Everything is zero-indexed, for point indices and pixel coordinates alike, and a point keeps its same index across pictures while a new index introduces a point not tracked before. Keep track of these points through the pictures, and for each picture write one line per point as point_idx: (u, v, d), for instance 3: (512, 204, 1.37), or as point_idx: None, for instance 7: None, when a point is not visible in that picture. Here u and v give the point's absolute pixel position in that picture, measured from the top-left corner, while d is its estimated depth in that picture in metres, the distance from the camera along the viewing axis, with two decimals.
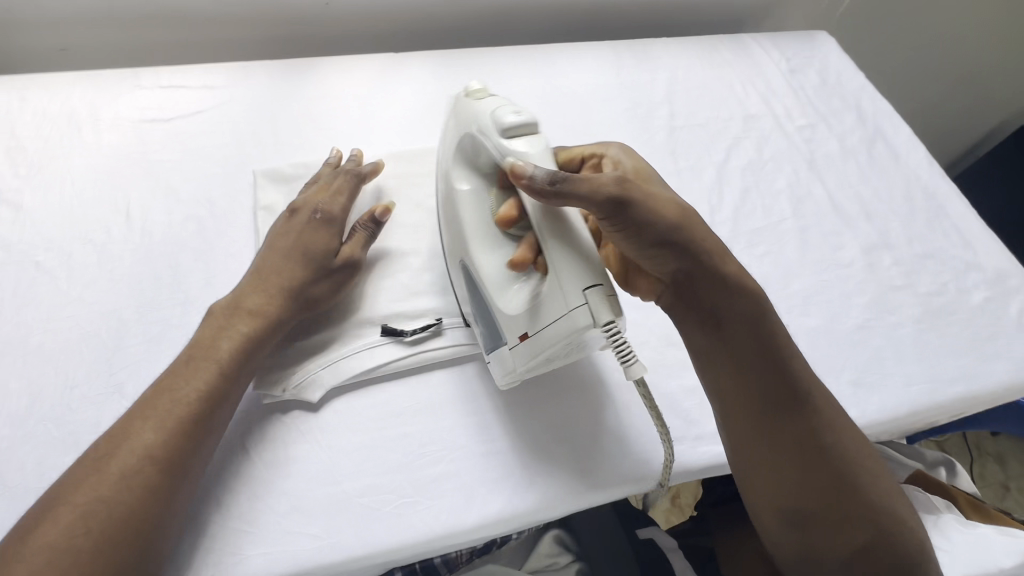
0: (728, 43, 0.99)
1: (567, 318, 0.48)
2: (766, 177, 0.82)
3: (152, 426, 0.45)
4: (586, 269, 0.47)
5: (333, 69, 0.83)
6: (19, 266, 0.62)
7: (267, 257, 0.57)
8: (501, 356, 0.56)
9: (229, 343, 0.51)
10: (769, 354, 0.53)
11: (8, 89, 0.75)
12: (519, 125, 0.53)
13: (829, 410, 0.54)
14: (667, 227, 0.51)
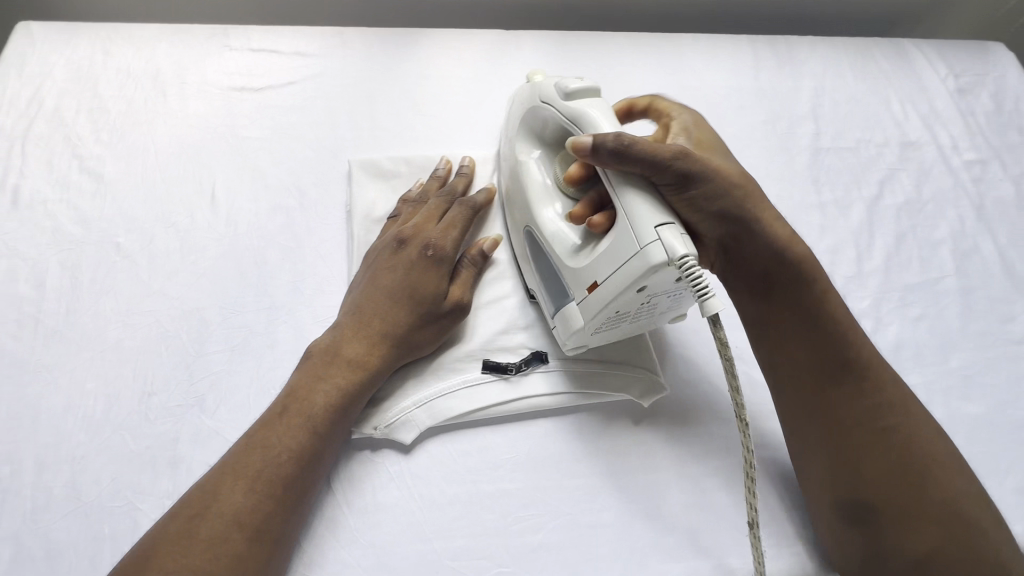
0: (888, 49, 0.85)
1: (638, 257, 0.43)
2: (924, 222, 0.70)
3: (243, 490, 0.42)
4: (654, 209, 0.45)
5: (438, 45, 0.75)
6: (98, 247, 0.57)
7: (371, 296, 0.53)
8: (565, 315, 0.50)
9: (324, 398, 0.48)
10: (831, 319, 0.48)
11: (94, 40, 0.69)
12: (581, 90, 0.52)
13: (890, 387, 0.47)
14: (718, 193, 0.48)
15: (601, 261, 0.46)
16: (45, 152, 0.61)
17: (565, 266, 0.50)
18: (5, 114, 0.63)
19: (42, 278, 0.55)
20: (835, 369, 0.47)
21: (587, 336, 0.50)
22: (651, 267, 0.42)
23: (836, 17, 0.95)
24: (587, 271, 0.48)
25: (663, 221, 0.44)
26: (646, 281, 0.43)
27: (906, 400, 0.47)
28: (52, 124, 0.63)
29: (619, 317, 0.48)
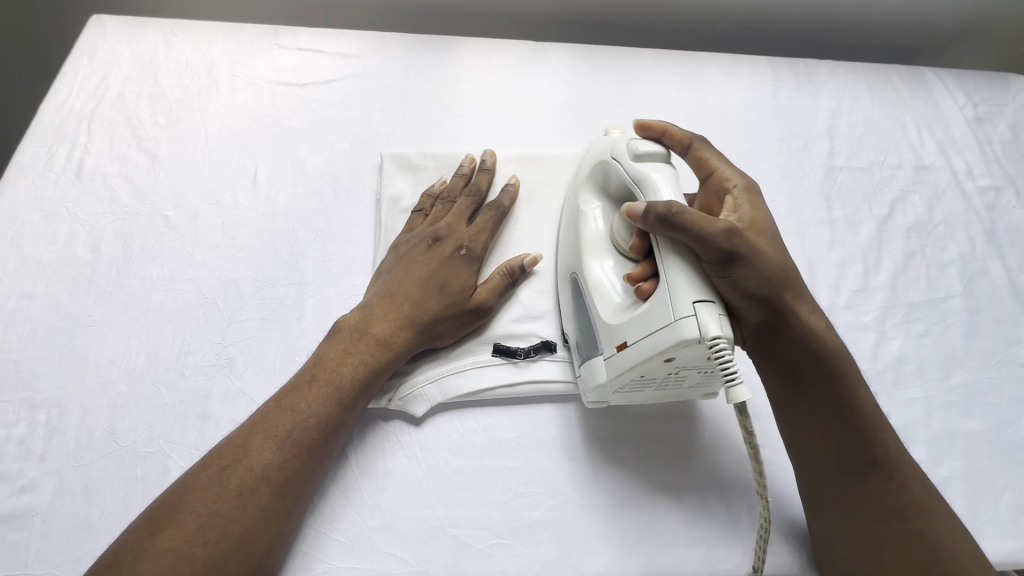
0: (908, 76, 0.87)
1: (671, 328, 0.44)
2: (934, 243, 0.72)
3: (274, 446, 0.46)
4: (693, 286, 0.45)
5: (470, 52, 0.80)
6: (149, 218, 0.62)
7: (404, 277, 0.56)
8: (593, 367, 0.52)
9: (352, 371, 0.51)
10: (855, 411, 0.48)
11: (157, 34, 0.75)
12: (649, 155, 0.54)
13: (918, 492, 0.47)
14: (764, 282, 0.47)
15: (636, 325, 0.47)
16: (108, 131, 0.67)
17: (602, 322, 0.51)
18: (76, 96, 0.69)
19: (98, 243, 0.60)
20: (858, 462, 0.47)
21: (610, 393, 0.52)
22: (682, 341, 0.43)
23: (858, 43, 0.98)
24: (621, 330, 0.49)
25: (702, 298, 0.45)
26: (675, 352, 0.45)
27: (933, 506, 0.46)
28: (116, 108, 0.69)
29: (644, 380, 0.49)
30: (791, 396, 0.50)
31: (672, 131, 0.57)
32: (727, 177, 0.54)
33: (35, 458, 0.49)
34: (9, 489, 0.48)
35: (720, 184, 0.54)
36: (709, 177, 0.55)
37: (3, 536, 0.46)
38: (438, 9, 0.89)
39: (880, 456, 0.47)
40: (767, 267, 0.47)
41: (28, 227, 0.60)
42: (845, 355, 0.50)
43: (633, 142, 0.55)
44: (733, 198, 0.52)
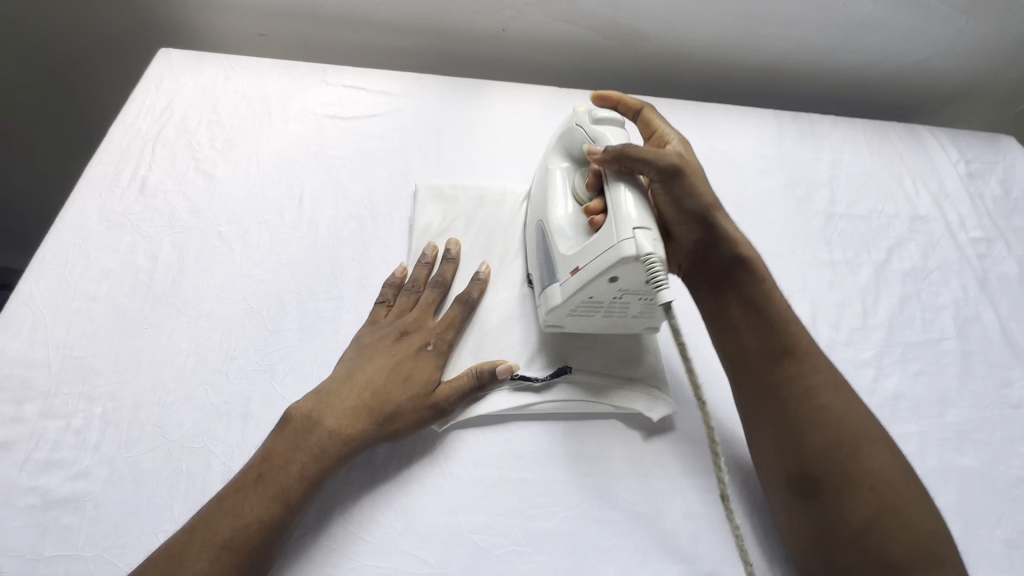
0: (904, 134, 0.93)
1: (613, 248, 0.51)
2: (929, 288, 0.76)
3: (207, 557, 0.45)
4: (637, 213, 0.52)
5: (502, 95, 0.87)
6: (203, 233, 0.68)
7: (364, 371, 0.56)
8: (550, 293, 0.58)
9: (300, 469, 0.50)
10: (773, 318, 0.55)
11: (218, 68, 0.83)
12: (608, 120, 0.61)
13: (825, 375, 0.53)
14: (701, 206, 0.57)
15: (586, 251, 0.54)
16: (170, 153, 0.74)
17: (559, 255, 0.58)
18: (143, 120, 0.76)
19: (157, 253, 0.65)
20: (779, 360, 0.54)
21: (563, 315, 0.57)
22: (623, 258, 0.50)
23: (858, 100, 1.05)
24: (574, 257, 0.55)
25: (642, 224, 0.51)
26: (616, 271, 0.51)
27: (838, 385, 0.53)
28: (178, 132, 0.76)
29: (593, 304, 0.55)
30: (723, 312, 0.58)
31: (626, 100, 0.67)
32: (665, 132, 0.64)
33: (91, 447, 0.53)
34: (65, 475, 0.52)
35: (658, 138, 0.64)
36: (653, 135, 0.65)
37: (57, 518, 0.50)
38: (472, 54, 0.97)
39: (798, 354, 0.54)
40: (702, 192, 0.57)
41: (95, 235, 0.66)
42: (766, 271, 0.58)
43: (593, 110, 0.62)
44: (673, 145, 0.62)
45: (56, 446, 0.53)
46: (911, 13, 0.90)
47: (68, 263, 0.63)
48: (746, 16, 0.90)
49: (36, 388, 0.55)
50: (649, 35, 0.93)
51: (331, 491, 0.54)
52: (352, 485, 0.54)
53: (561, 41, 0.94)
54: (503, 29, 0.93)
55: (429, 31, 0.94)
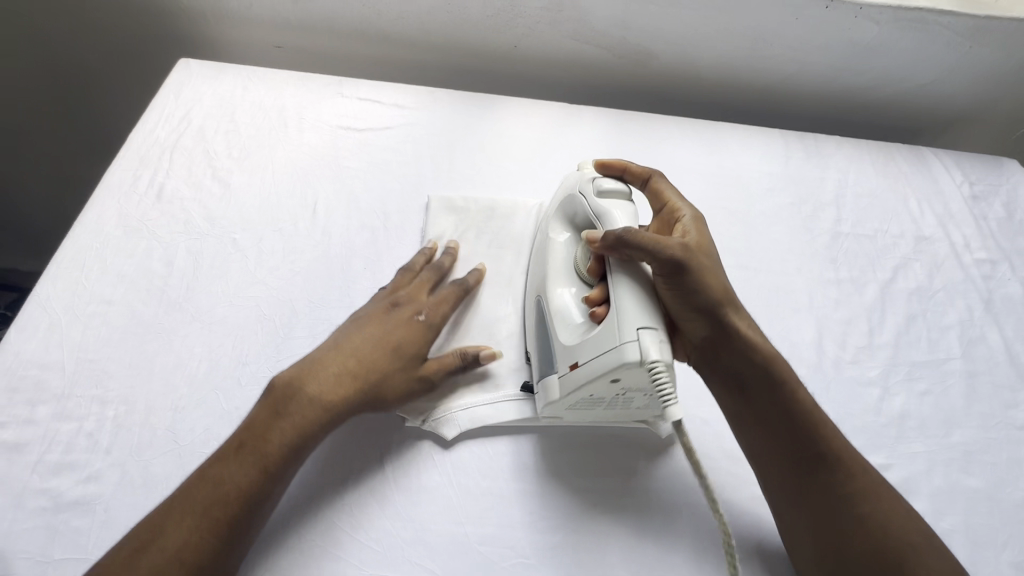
0: (909, 155, 0.95)
1: (616, 351, 0.49)
2: (934, 308, 0.77)
3: (189, 526, 0.45)
4: (640, 311, 0.51)
5: (514, 110, 0.88)
6: (218, 240, 0.69)
7: (354, 338, 0.57)
8: (547, 385, 0.57)
9: (281, 435, 0.50)
10: (792, 416, 0.53)
11: (236, 78, 0.85)
12: (613, 192, 0.60)
13: (862, 478, 0.52)
14: (710, 299, 0.54)
15: (585, 348, 0.53)
16: (187, 161, 0.75)
17: (558, 345, 0.56)
18: (162, 128, 0.78)
19: (172, 259, 0.66)
20: (810, 466, 0.52)
21: (563, 408, 0.56)
22: (626, 364, 0.49)
23: (863, 120, 1.07)
24: (572, 351, 0.54)
25: (645, 325, 0.50)
26: (619, 374, 0.50)
27: (876, 487, 0.52)
28: (195, 140, 0.77)
29: (594, 400, 0.54)
30: (739, 408, 0.56)
31: (632, 168, 0.66)
32: (677, 207, 0.62)
33: (103, 450, 0.53)
34: (76, 477, 0.52)
35: (670, 214, 0.62)
36: (664, 209, 0.63)
37: (67, 521, 0.50)
38: (485, 70, 0.99)
39: (821, 457, 0.52)
40: (714, 283, 0.55)
41: (112, 240, 0.67)
42: (786, 366, 0.56)
43: (597, 181, 0.62)
44: (685, 223, 0.60)
45: (68, 449, 0.53)
46: (916, 39, 0.91)
47: (85, 268, 0.64)
48: (754, 39, 0.92)
49: (49, 390, 0.56)
50: (658, 55, 0.95)
51: (339, 494, 0.54)
52: (342, 475, 0.55)
53: (572, 58, 0.96)
54: (516, 45, 0.95)
55: (443, 46, 0.96)
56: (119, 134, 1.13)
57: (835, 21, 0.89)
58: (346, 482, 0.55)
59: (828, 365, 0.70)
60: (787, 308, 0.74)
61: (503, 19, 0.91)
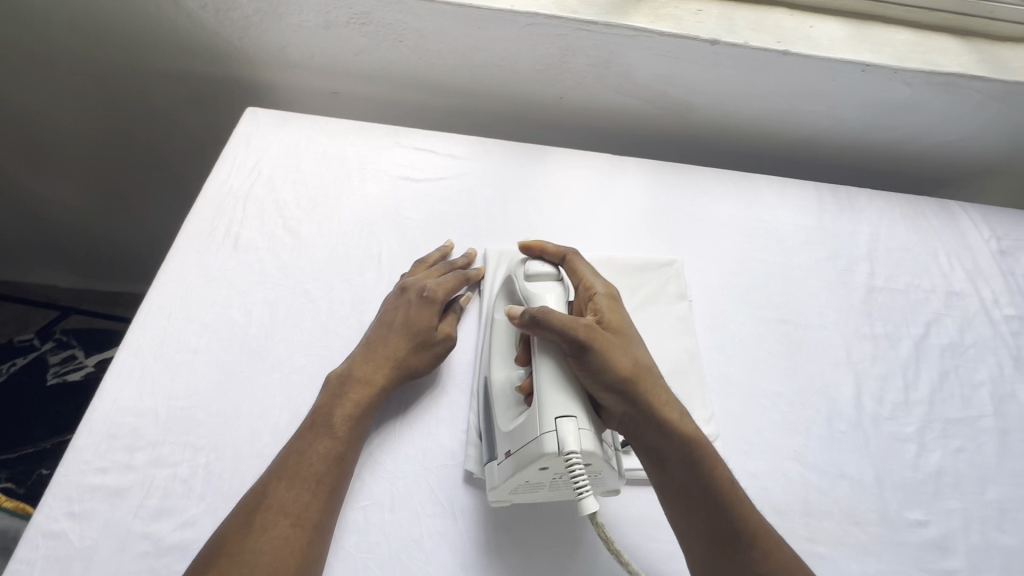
0: (937, 209, 0.98)
1: (536, 442, 0.52)
2: (966, 364, 0.80)
3: (289, 490, 0.53)
4: (561, 401, 0.54)
5: (561, 162, 0.93)
6: (292, 289, 0.73)
7: (376, 331, 0.67)
8: (490, 471, 0.58)
9: (344, 413, 0.59)
10: (710, 493, 0.54)
11: (300, 128, 0.89)
12: (541, 274, 0.65)
13: (775, 552, 0.53)
14: (619, 377, 0.55)
15: (515, 436, 0.56)
16: (259, 212, 0.79)
17: (499, 431, 0.59)
18: (235, 178, 0.82)
19: (250, 308, 0.71)
20: (726, 544, 0.52)
21: (506, 493, 0.57)
22: (544, 454, 0.52)
23: (889, 172, 1.11)
24: (508, 439, 0.57)
25: (565, 413, 0.53)
26: (543, 464, 0.52)
27: (791, 565, 0.52)
28: (266, 190, 0.82)
29: (532, 484, 0.56)
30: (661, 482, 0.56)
31: (547, 249, 0.70)
32: (591, 284, 0.65)
33: (196, 497, 0.57)
34: (175, 522, 0.56)
35: (586, 291, 0.65)
36: (579, 285, 0.66)
37: (169, 564, 0.53)
38: (529, 118, 1.04)
39: (737, 535, 0.53)
40: (619, 361, 0.56)
41: (194, 289, 0.71)
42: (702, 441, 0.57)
43: (525, 264, 0.66)
44: (597, 301, 0.63)
45: (166, 494, 0.57)
46: (946, 101, 0.96)
47: (172, 317, 0.68)
48: (791, 98, 0.96)
49: (145, 436, 0.60)
50: (697, 109, 1.00)
51: (415, 540, 0.57)
52: (417, 523, 0.58)
53: (614, 110, 1.01)
54: (561, 98, 0.99)
55: (492, 96, 1.00)
56: (192, 181, 1.22)
57: (869, 84, 0.93)
58: (421, 530, 0.58)
59: (868, 420, 0.73)
60: (826, 362, 0.78)
61: (552, 72, 0.95)
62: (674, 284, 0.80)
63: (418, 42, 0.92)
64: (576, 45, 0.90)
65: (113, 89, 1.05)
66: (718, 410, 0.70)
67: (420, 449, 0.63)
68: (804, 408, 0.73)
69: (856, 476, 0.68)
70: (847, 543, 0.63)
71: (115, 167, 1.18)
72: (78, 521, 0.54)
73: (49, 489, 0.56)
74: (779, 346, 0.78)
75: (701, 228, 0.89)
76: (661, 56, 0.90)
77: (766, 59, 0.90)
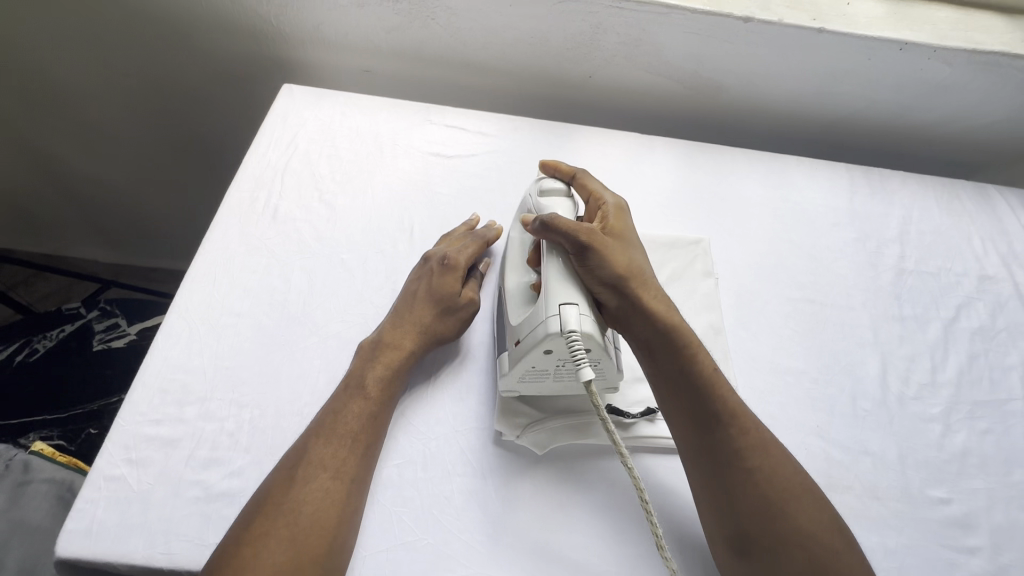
0: (973, 192, 0.96)
1: (542, 324, 0.56)
2: (997, 348, 0.80)
3: (328, 449, 0.56)
4: (564, 291, 0.57)
5: (590, 140, 0.93)
6: (328, 259, 0.76)
7: (403, 299, 0.69)
8: (500, 363, 0.63)
9: (375, 376, 0.62)
10: (698, 377, 0.58)
11: (335, 105, 0.92)
12: (554, 193, 0.69)
13: (753, 436, 0.56)
14: (614, 273, 0.59)
15: (522, 325, 0.59)
16: (296, 185, 0.82)
17: (508, 326, 0.63)
18: (274, 152, 0.85)
19: (289, 276, 0.74)
20: (709, 421, 0.56)
21: (514, 384, 0.61)
22: (549, 334, 0.55)
23: (924, 154, 1.09)
24: (516, 330, 0.60)
25: (568, 301, 0.56)
26: (546, 344, 0.56)
27: (772, 447, 0.56)
28: (303, 164, 0.84)
29: (538, 371, 0.60)
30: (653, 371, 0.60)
31: (562, 167, 0.73)
32: (601, 196, 0.68)
33: (242, 448, 0.61)
34: (222, 472, 0.59)
35: (596, 203, 0.68)
36: (589, 199, 0.69)
37: (218, 510, 0.57)
38: (558, 97, 1.05)
39: (721, 412, 0.57)
40: (617, 260, 0.60)
41: (236, 258, 0.74)
42: (692, 332, 0.61)
43: (542, 182, 0.70)
44: (606, 209, 0.67)
45: (213, 446, 0.61)
46: (987, 81, 0.93)
47: (216, 282, 0.72)
48: (825, 77, 0.95)
49: (194, 392, 0.64)
50: (727, 89, 0.99)
51: (447, 496, 0.60)
52: (448, 481, 0.61)
53: (643, 90, 1.01)
54: (591, 76, 1.00)
55: (522, 76, 1.01)
56: (227, 156, 1.26)
57: (908, 63, 0.91)
58: (452, 488, 0.61)
59: (893, 400, 0.73)
60: (852, 342, 0.78)
61: (583, 50, 0.95)
62: (700, 261, 0.81)
63: (450, 19, 0.93)
64: (607, 23, 0.90)
65: (150, 68, 1.09)
66: (741, 385, 0.71)
67: (450, 413, 0.66)
68: (828, 386, 0.73)
69: (879, 453, 0.69)
70: (868, 517, 0.64)
71: (152, 142, 1.22)
72: (135, 467, 0.58)
73: (108, 438, 0.60)
74: (804, 325, 0.78)
75: (729, 208, 0.89)
76: (693, 34, 0.90)
77: (801, 36, 0.88)
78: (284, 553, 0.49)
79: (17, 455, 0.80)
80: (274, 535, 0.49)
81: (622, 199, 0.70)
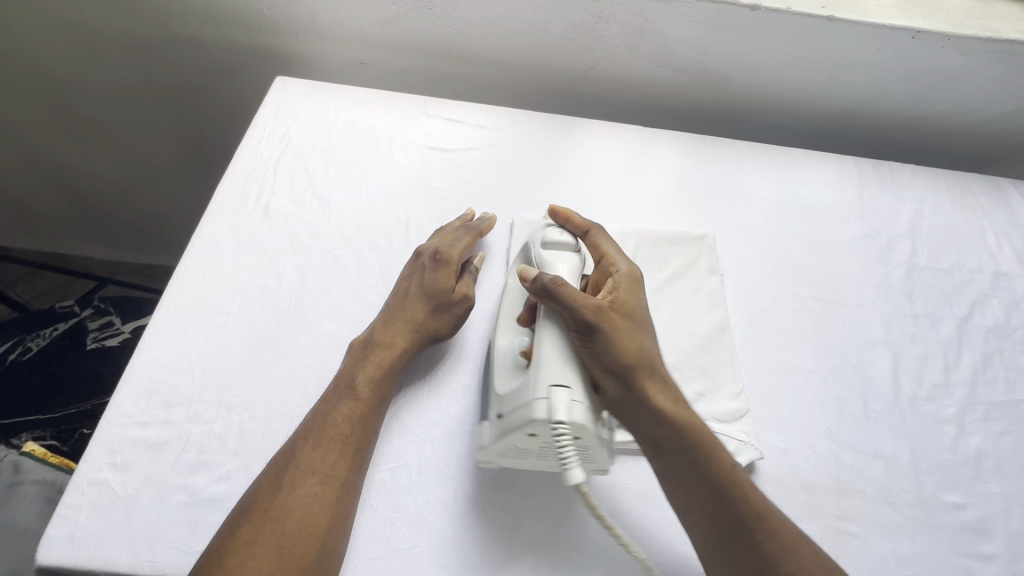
0: (987, 185, 0.93)
1: (527, 407, 0.51)
2: (1013, 347, 0.77)
3: (315, 452, 0.54)
4: (558, 368, 0.52)
5: (591, 134, 0.91)
6: (321, 255, 0.74)
7: (393, 298, 0.67)
8: (481, 429, 0.58)
9: (365, 378, 0.60)
10: (714, 477, 0.52)
11: (329, 98, 0.89)
12: (559, 242, 0.64)
13: (783, 535, 0.50)
14: (623, 359, 0.54)
15: (508, 398, 0.54)
16: (289, 179, 0.80)
17: (494, 390, 0.58)
18: (265, 146, 0.83)
19: (281, 274, 0.71)
20: (730, 526, 0.51)
21: (493, 455, 0.57)
22: (533, 420, 0.50)
23: (934, 147, 1.06)
24: (500, 401, 0.56)
25: (559, 382, 0.51)
26: (530, 428, 0.51)
27: (803, 546, 0.50)
28: (295, 158, 0.82)
29: (521, 449, 0.55)
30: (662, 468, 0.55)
31: (574, 219, 0.68)
32: (612, 261, 0.63)
33: (230, 453, 0.59)
34: (209, 477, 0.57)
35: (608, 266, 0.63)
36: (600, 262, 0.64)
37: (206, 515, 0.55)
38: (558, 89, 1.02)
39: (743, 517, 0.51)
40: (626, 343, 0.55)
41: (226, 255, 0.72)
42: (705, 424, 0.56)
43: (546, 231, 0.65)
44: (617, 278, 0.61)
45: (201, 449, 0.59)
46: (1002, 70, 0.90)
47: (205, 279, 0.70)
48: (833, 67, 0.92)
49: (182, 394, 0.62)
50: (732, 80, 0.96)
51: (440, 503, 0.58)
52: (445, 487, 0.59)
53: (646, 82, 0.98)
54: (592, 67, 0.97)
55: (521, 67, 0.99)
56: (224, 151, 1.24)
57: (920, 53, 0.88)
58: (447, 493, 0.59)
59: (906, 401, 0.71)
60: (862, 341, 0.75)
61: (584, 41, 0.93)
62: (704, 258, 0.78)
63: (446, 9, 0.90)
64: (609, 12, 0.87)
65: (142, 63, 1.07)
66: (747, 385, 0.69)
67: (446, 415, 0.64)
68: (837, 386, 0.71)
69: (891, 456, 0.66)
70: (879, 522, 0.61)
71: (145, 138, 1.20)
72: (120, 471, 0.56)
73: (93, 441, 0.58)
74: (813, 323, 0.76)
75: (734, 202, 0.87)
76: (698, 22, 0.87)
77: (809, 25, 0.86)
78: (270, 561, 0.47)
79: (6, 456, 0.79)
80: (260, 543, 0.47)
81: (633, 264, 0.64)
